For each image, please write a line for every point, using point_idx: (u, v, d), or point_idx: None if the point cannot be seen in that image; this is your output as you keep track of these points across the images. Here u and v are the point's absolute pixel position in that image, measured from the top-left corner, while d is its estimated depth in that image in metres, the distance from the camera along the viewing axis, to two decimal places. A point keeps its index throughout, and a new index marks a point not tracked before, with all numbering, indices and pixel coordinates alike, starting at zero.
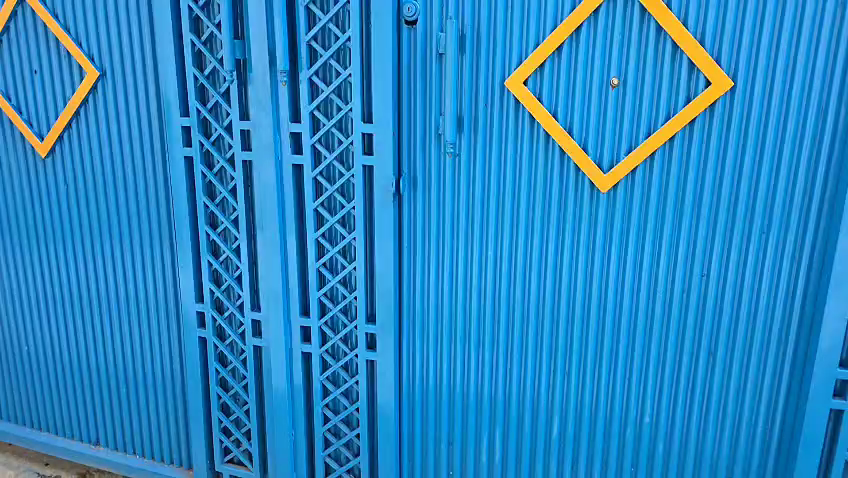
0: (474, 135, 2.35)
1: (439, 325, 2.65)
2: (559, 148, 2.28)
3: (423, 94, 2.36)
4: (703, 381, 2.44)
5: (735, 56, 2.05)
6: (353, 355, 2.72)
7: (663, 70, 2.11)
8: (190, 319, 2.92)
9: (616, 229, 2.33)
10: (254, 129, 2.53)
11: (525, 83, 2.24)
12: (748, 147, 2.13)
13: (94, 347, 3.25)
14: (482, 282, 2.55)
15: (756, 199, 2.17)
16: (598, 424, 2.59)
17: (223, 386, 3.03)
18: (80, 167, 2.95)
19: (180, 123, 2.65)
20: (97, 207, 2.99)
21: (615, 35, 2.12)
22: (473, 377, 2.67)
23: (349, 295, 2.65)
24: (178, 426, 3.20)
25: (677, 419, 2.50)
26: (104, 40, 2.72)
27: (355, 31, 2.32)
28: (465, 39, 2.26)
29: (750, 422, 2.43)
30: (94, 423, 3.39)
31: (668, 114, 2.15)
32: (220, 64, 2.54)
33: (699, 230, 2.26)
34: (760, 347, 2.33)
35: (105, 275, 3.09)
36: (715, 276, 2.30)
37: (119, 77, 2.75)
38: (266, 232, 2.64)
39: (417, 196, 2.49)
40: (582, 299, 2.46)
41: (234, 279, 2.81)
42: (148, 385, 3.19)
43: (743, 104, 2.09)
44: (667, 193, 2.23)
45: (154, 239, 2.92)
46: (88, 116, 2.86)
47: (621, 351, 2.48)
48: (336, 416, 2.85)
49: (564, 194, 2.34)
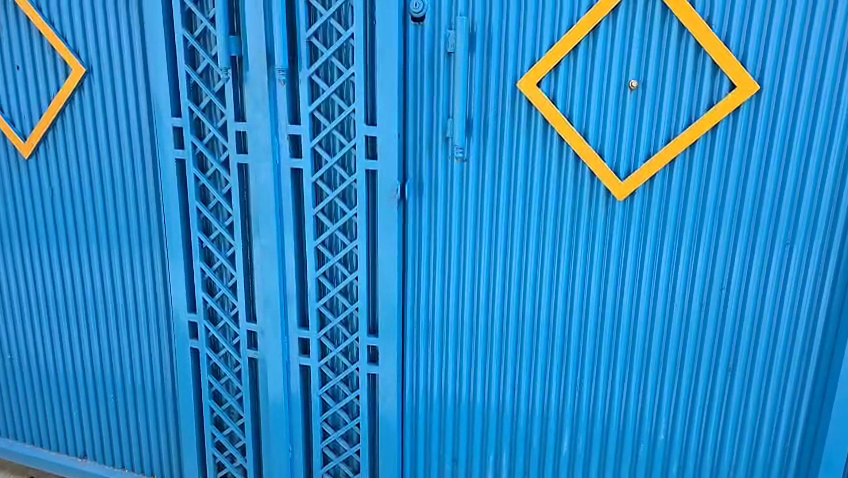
0: (484, 139, 2.23)
1: (444, 337, 2.53)
2: (573, 153, 2.17)
3: (430, 95, 2.23)
4: (721, 397, 2.33)
5: (761, 60, 1.95)
6: (353, 368, 2.60)
7: (685, 72, 2.00)
8: (182, 330, 2.78)
9: (632, 239, 2.22)
10: (251, 130, 2.39)
11: (539, 85, 2.12)
12: (773, 154, 2.02)
13: (80, 356, 3.08)
14: (491, 292, 2.43)
15: (780, 208, 2.07)
16: (610, 441, 2.48)
17: (217, 399, 2.89)
18: (64, 169, 2.79)
19: (172, 123, 2.50)
20: (83, 211, 2.83)
21: (635, 36, 2.01)
22: (480, 392, 2.56)
23: (350, 306, 2.53)
24: (168, 439, 3.06)
25: (692, 436, 2.40)
26: (91, 34, 2.57)
27: (359, 28, 2.19)
28: (475, 38, 2.13)
29: (769, 441, 2.33)
30: (80, 436, 3.23)
31: (690, 118, 2.04)
32: (214, 61, 2.40)
33: (720, 240, 2.15)
34: (781, 363, 2.24)
35: (92, 283, 2.94)
36: (735, 288, 2.19)
37: (106, 74, 2.59)
38: (262, 239, 2.50)
39: (423, 202, 2.36)
40: (595, 310, 2.34)
41: (228, 287, 2.67)
42: (138, 396, 3.04)
43: (769, 108, 1.98)
44: (687, 201, 2.13)
45: (144, 246, 2.77)
46: (74, 115, 2.70)
47: (635, 366, 2.37)
48: (336, 432, 2.72)
49: (578, 201, 2.22)
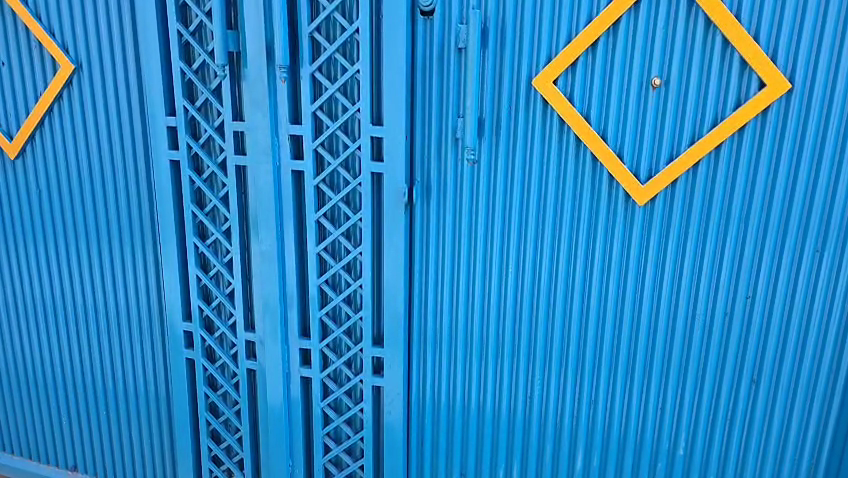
0: (496, 140, 2.11)
1: (452, 347, 2.41)
2: (591, 155, 2.05)
3: (440, 93, 2.11)
4: (744, 411, 2.22)
5: (794, 56, 1.83)
6: (357, 380, 2.47)
7: (711, 70, 1.89)
8: (176, 339, 2.65)
9: (652, 245, 2.10)
10: (249, 131, 2.27)
11: (555, 83, 2.01)
12: (804, 156, 1.91)
13: (71, 364, 2.95)
14: (502, 300, 2.31)
15: (810, 214, 1.96)
16: (626, 455, 2.37)
17: (213, 411, 2.75)
18: (53, 168, 2.66)
19: (166, 123, 2.37)
20: (73, 213, 2.69)
21: (658, 30, 1.89)
22: (489, 403, 2.44)
23: (354, 315, 2.40)
24: (163, 451, 2.93)
25: (714, 450, 2.28)
26: (80, 28, 2.43)
27: (364, 22, 2.07)
28: (488, 33, 2.01)
29: (794, 457, 2.22)
30: (71, 448, 3.09)
31: (715, 119, 1.93)
32: (210, 57, 2.27)
33: (746, 247, 2.04)
34: (808, 376, 2.13)
35: (82, 289, 2.81)
36: (761, 297, 2.08)
37: (96, 70, 2.46)
38: (262, 245, 2.38)
39: (431, 206, 2.24)
40: (612, 318, 2.23)
41: (225, 295, 2.54)
42: (131, 406, 2.91)
43: (801, 107, 1.86)
44: (711, 205, 2.01)
45: (137, 251, 2.64)
46: (62, 113, 2.57)
47: (654, 378, 2.26)
48: (338, 446, 2.59)
49: (595, 204, 2.11)
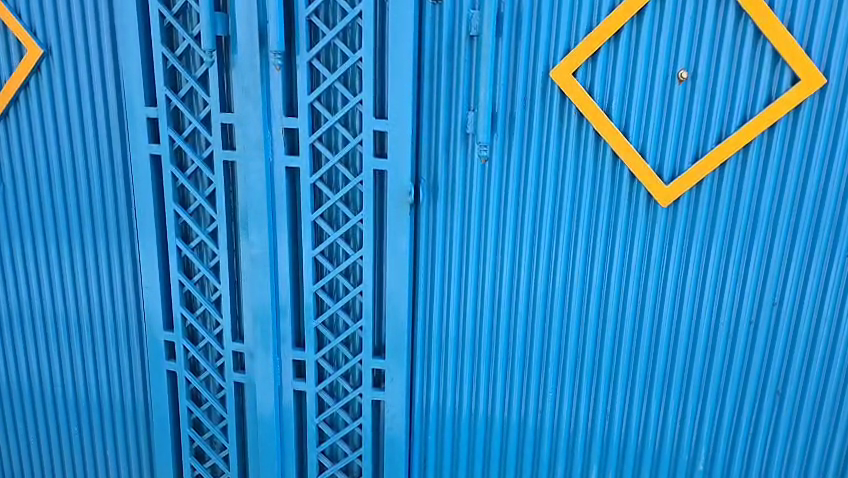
0: (509, 134, 1.96)
1: (459, 358, 2.25)
2: (611, 152, 1.91)
3: (449, 84, 1.95)
4: (767, 424, 2.11)
5: (828, 49, 1.72)
6: (356, 393, 2.29)
7: (741, 64, 1.77)
8: (157, 350, 2.43)
9: (675, 249, 1.97)
10: (239, 123, 2.07)
11: (574, 75, 1.87)
12: (837, 156, 1.80)
13: (39, 377, 2.69)
14: (513, 307, 2.16)
15: (843, 216, 1.86)
16: (645, 466, 2.23)
17: (197, 427, 2.54)
18: (20, 164, 2.41)
19: (146, 114, 2.16)
20: (42, 213, 2.45)
21: (686, 19, 1.77)
22: (498, 416, 2.28)
23: (353, 325, 2.22)
24: (141, 470, 2.69)
25: (734, 464, 2.17)
26: (50, 9, 2.19)
27: (368, 5, 1.90)
28: (503, 19, 1.86)
29: (819, 468, 2.13)
30: (39, 467, 2.83)
31: (744, 116, 1.81)
32: (195, 41, 2.06)
33: (775, 250, 1.92)
34: (836, 385, 2.03)
35: (52, 297, 2.56)
36: (788, 303, 1.97)
37: (68, 56, 2.23)
38: (252, 247, 2.18)
39: (438, 206, 2.07)
40: (631, 326, 2.09)
41: (211, 302, 2.33)
42: (106, 422, 2.67)
43: (835, 104, 1.76)
44: (738, 207, 1.89)
45: (113, 254, 2.41)
46: (30, 103, 2.33)
47: (675, 388, 2.13)
48: (334, 465, 2.40)
49: (616, 205, 1.97)
